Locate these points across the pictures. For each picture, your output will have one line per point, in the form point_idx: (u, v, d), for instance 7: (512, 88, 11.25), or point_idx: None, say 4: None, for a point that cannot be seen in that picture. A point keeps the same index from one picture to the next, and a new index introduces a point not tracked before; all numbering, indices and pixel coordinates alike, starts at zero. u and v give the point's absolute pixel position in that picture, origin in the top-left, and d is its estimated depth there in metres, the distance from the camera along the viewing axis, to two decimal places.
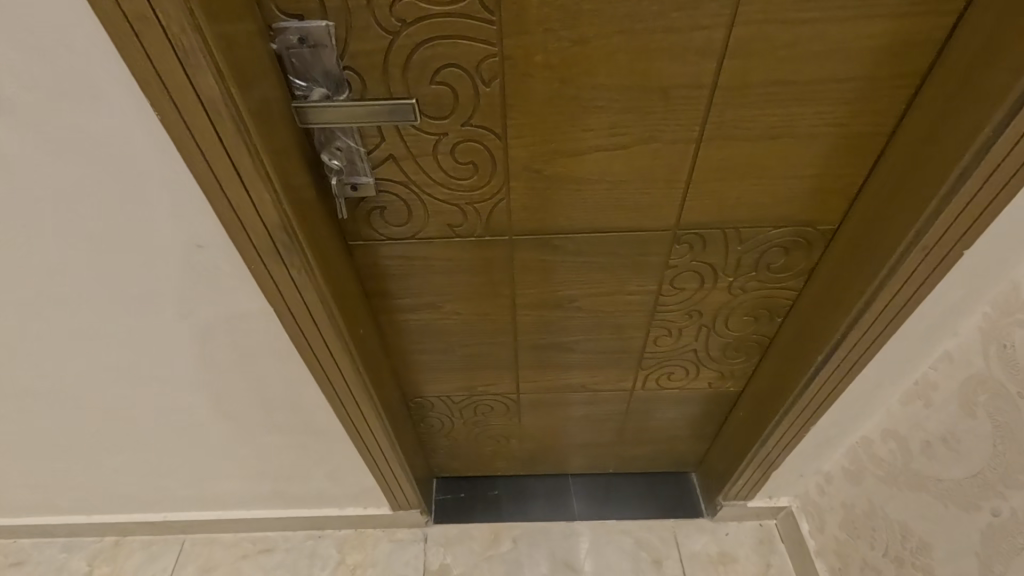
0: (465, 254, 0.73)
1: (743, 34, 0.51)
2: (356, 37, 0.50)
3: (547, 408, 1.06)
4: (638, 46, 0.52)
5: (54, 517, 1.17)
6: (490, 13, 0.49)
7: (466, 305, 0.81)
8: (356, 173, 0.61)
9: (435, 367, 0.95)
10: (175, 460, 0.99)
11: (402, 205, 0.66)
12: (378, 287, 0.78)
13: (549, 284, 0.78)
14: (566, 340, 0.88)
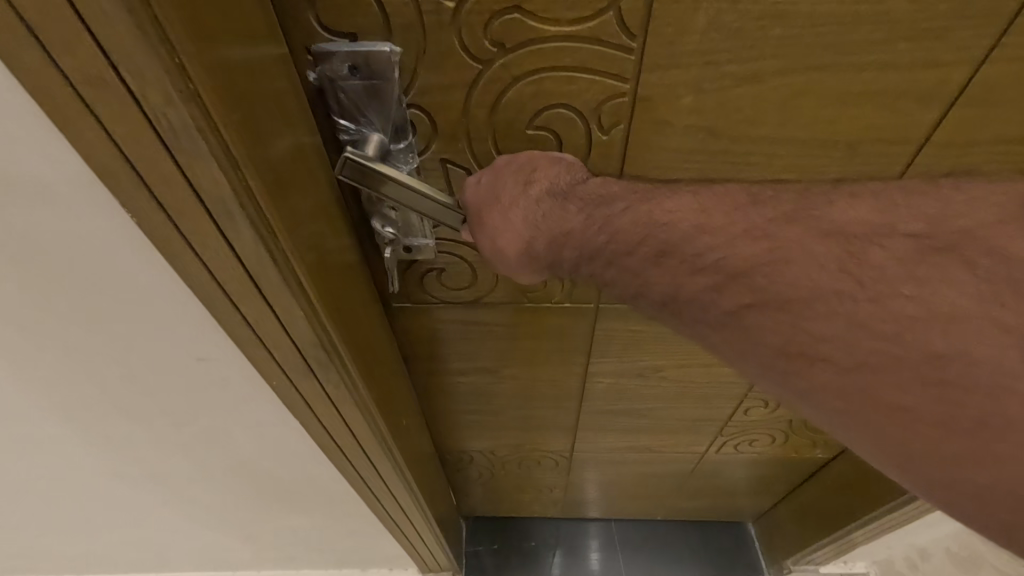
0: (538, 322, 0.59)
1: (993, 76, 0.35)
2: (431, 65, 0.35)
3: (601, 465, 0.93)
4: (832, 88, 0.36)
5: None
6: (631, 38, 0.33)
7: (528, 370, 0.67)
8: (414, 234, 0.46)
9: (480, 427, 0.81)
10: (164, 552, 0.82)
11: (466, 267, 0.51)
12: (424, 350, 0.64)
13: (635, 353, 0.63)
14: (640, 407, 0.74)
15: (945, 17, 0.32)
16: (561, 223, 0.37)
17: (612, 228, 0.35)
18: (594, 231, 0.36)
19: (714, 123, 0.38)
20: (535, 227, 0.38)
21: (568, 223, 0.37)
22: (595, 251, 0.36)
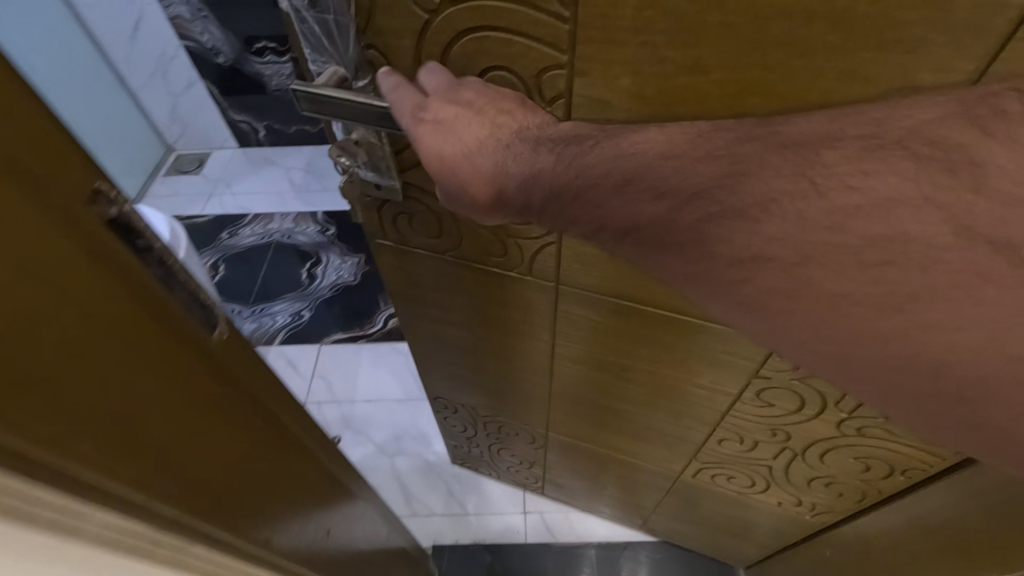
0: (503, 289, 0.59)
1: None
2: (384, 8, 0.37)
3: (578, 454, 0.92)
4: (787, 93, 0.32)
5: None
6: (564, 6, 0.33)
7: (499, 336, 0.68)
8: (382, 172, 0.50)
9: (462, 381, 0.85)
10: None
11: (432, 215, 0.53)
12: (405, 291, 0.68)
13: (599, 344, 0.62)
14: (611, 405, 0.73)
15: (917, 25, 0.28)
16: (532, 164, 0.35)
17: (583, 169, 0.33)
18: (563, 171, 0.34)
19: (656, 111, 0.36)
20: (505, 168, 0.36)
21: (538, 163, 0.35)
22: (563, 191, 0.34)
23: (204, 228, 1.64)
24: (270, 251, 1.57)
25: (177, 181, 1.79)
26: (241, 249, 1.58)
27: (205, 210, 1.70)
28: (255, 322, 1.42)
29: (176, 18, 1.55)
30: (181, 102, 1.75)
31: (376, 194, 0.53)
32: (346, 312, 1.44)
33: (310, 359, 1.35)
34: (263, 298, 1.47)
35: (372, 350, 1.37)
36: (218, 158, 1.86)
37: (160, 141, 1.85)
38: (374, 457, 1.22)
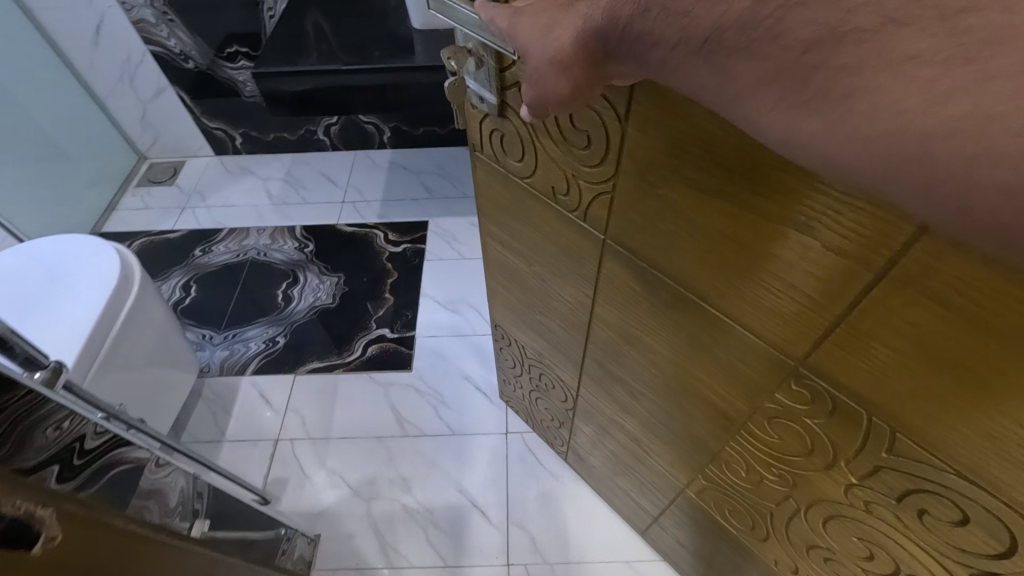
0: (560, 227, 0.67)
1: None
2: None
3: (600, 428, 0.98)
4: None
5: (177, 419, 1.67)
6: None
7: (552, 278, 0.76)
8: (484, 87, 0.59)
9: (522, 320, 0.91)
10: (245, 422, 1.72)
11: (518, 137, 0.62)
12: (488, 208, 0.77)
13: (636, 319, 0.67)
14: (631, 382, 0.77)
15: None
16: None
17: None
18: None
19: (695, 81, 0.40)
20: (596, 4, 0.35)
21: None
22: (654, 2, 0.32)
23: (187, 247, 2.23)
24: (245, 266, 2.15)
25: (148, 192, 2.42)
26: (218, 266, 2.15)
27: (180, 223, 2.30)
28: (228, 349, 1.89)
29: (141, 22, 2.04)
30: (147, 106, 2.34)
31: (477, 104, 0.62)
32: (291, 347, 1.90)
33: (281, 396, 1.78)
34: (235, 325, 1.97)
35: (350, 377, 1.82)
36: (190, 168, 2.51)
37: (133, 151, 2.50)
38: (351, 500, 1.56)
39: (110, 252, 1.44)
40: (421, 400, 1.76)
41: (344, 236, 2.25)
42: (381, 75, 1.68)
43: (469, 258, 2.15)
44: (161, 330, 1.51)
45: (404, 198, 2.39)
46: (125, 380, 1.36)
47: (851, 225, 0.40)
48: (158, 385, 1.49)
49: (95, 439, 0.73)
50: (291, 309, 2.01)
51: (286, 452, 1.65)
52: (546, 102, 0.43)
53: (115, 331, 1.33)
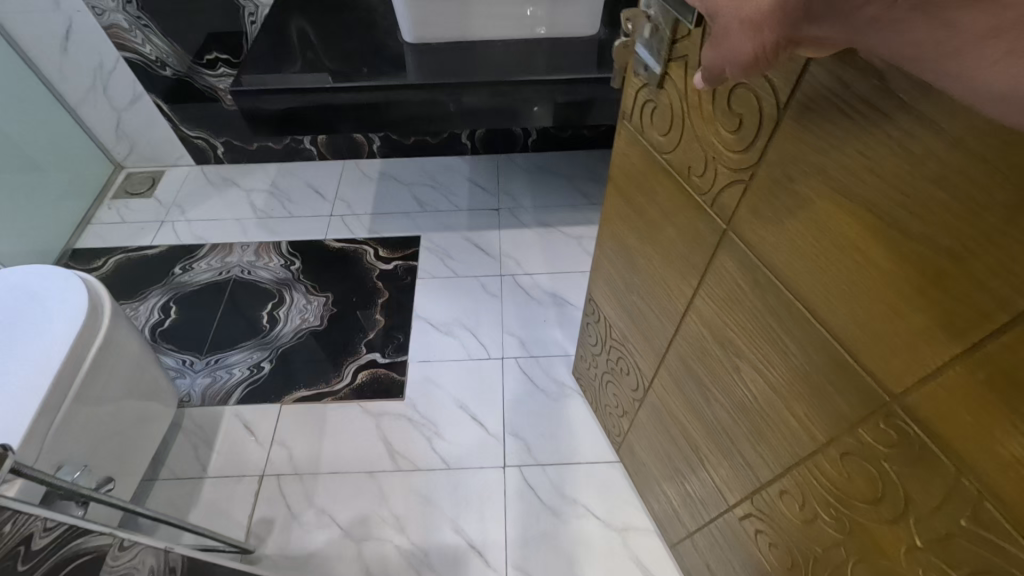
0: (684, 205, 0.75)
1: None
2: None
3: (662, 417, 1.10)
4: None
5: (159, 434, 1.65)
6: None
7: (660, 254, 0.86)
8: (652, 53, 0.68)
9: (619, 301, 1.09)
10: (227, 448, 1.75)
11: (669, 110, 0.71)
12: (624, 187, 0.91)
13: (731, 315, 0.73)
14: (713, 369, 0.82)
15: None
16: None
17: None
18: None
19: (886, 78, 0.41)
20: None
21: None
22: None
23: (165, 264, 2.23)
24: (230, 283, 2.17)
25: (126, 205, 2.44)
26: (199, 286, 2.16)
27: (158, 238, 2.32)
28: (209, 376, 1.90)
29: (116, 26, 1.99)
30: (125, 116, 2.32)
31: (642, 73, 0.73)
32: (282, 364, 1.94)
33: (268, 430, 1.79)
34: (217, 350, 1.98)
35: (336, 407, 1.83)
36: (169, 178, 2.53)
37: (109, 161, 2.51)
38: (341, 540, 1.57)
39: (77, 281, 1.44)
40: (413, 430, 1.77)
41: (330, 253, 2.25)
42: (369, 92, 1.46)
43: (463, 275, 2.17)
44: (137, 363, 1.52)
45: (396, 209, 2.41)
46: (97, 414, 1.37)
47: (998, 292, 0.40)
48: (136, 416, 1.53)
49: (48, 534, 0.81)
50: (277, 332, 2.02)
51: (271, 489, 1.67)
52: (724, 63, 0.44)
53: (87, 363, 1.33)
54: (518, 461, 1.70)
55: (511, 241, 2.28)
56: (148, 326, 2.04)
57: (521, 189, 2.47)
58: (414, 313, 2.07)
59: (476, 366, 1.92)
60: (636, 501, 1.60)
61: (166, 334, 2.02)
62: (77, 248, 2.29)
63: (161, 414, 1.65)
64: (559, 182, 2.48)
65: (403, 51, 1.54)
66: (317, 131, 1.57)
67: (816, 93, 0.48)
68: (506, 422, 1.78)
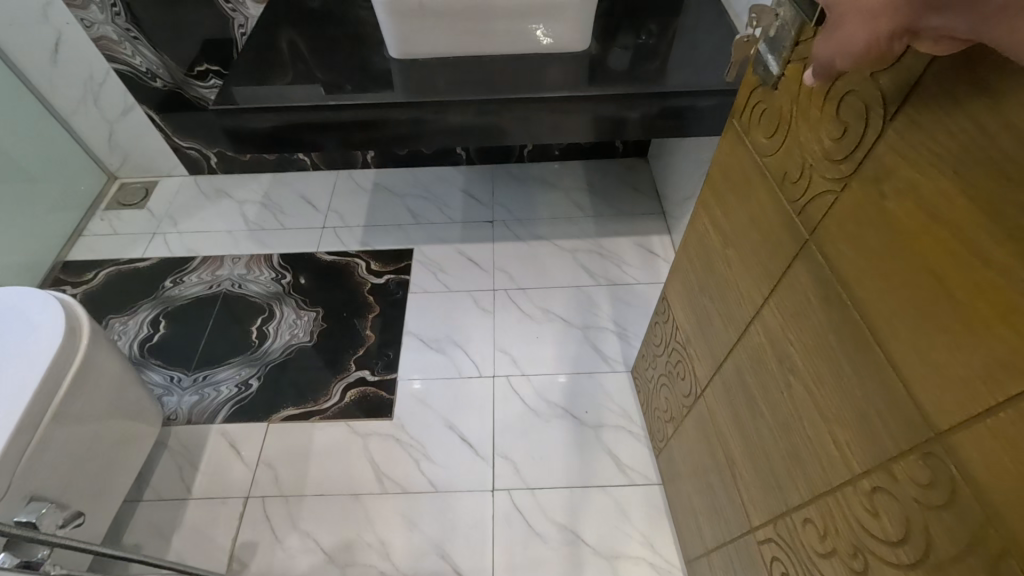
0: (769, 211, 0.75)
1: None
2: None
3: (705, 427, 1.09)
4: None
5: (144, 453, 1.58)
6: None
7: (737, 258, 0.86)
8: (774, 51, 0.68)
9: (689, 301, 1.08)
10: (212, 468, 1.68)
11: (778, 112, 0.70)
12: (719, 187, 0.90)
13: (795, 330, 0.72)
14: (767, 383, 0.81)
15: None
16: None
17: None
18: None
19: (998, 90, 0.40)
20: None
21: None
22: None
23: (156, 277, 2.19)
24: (220, 297, 2.11)
25: (119, 215, 2.40)
26: (188, 299, 2.11)
27: (150, 250, 2.28)
28: (196, 394, 1.84)
29: (104, 38, 1.96)
30: (116, 127, 2.28)
31: (760, 70, 0.72)
32: (274, 380, 1.88)
33: (255, 451, 1.72)
34: (205, 367, 1.92)
35: (324, 426, 1.77)
36: (163, 189, 2.49)
37: (105, 172, 2.48)
38: (323, 566, 1.52)
39: (54, 303, 1.37)
40: (400, 451, 1.72)
41: (321, 266, 2.22)
42: (349, 113, 1.44)
43: (456, 289, 2.14)
44: (116, 386, 1.44)
45: (388, 221, 2.39)
46: (73, 439, 1.30)
47: None
48: (116, 437, 1.45)
49: None
50: (266, 348, 1.96)
51: (256, 511, 1.60)
52: (838, 53, 0.47)
53: (59, 395, 1.26)
54: (507, 484, 1.66)
55: (504, 255, 2.26)
56: (137, 341, 1.98)
57: (515, 202, 2.46)
58: (405, 328, 2.03)
59: (466, 385, 1.87)
60: (641, 520, 1.59)
61: (155, 349, 1.97)
62: (69, 260, 2.25)
63: (145, 434, 1.58)
64: (554, 196, 2.48)
65: (388, 66, 1.53)
66: (303, 150, 1.54)
67: (927, 107, 0.47)
68: (496, 445, 1.74)
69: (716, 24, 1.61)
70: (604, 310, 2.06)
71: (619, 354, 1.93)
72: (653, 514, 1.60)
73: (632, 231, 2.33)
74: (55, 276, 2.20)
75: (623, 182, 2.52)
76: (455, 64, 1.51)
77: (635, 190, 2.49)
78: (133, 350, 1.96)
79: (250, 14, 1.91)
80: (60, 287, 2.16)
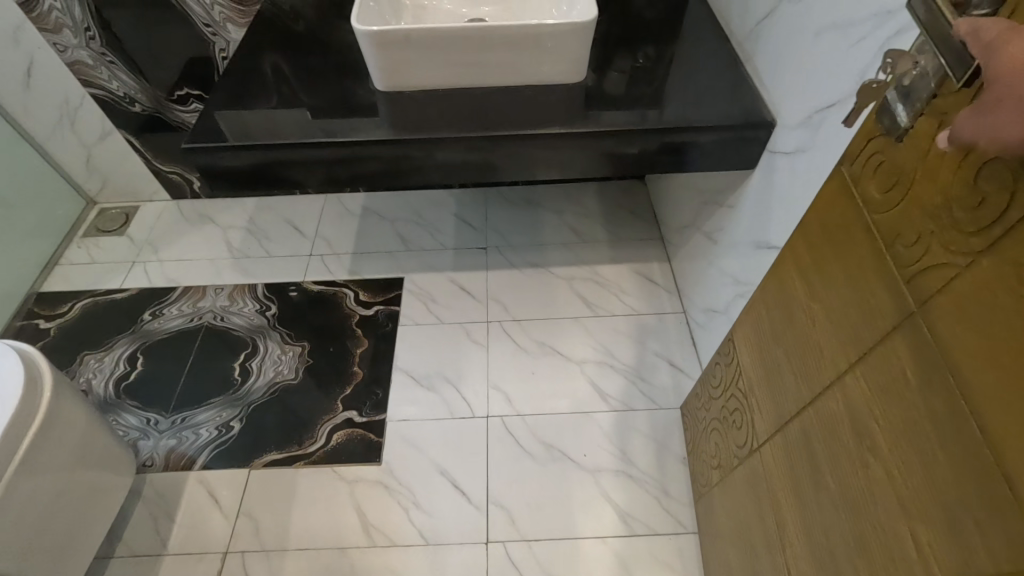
0: (867, 271, 0.70)
1: None
2: None
3: (758, 486, 1.06)
4: None
5: (117, 503, 1.46)
6: None
7: (822, 313, 0.81)
8: (906, 102, 0.60)
9: (757, 350, 1.03)
10: (188, 520, 1.57)
11: (898, 169, 0.63)
12: (808, 230, 0.83)
13: (887, 408, 0.67)
14: (843, 457, 0.77)
15: None
16: None
17: None
18: None
19: None
20: None
21: None
22: None
23: (134, 309, 2.07)
24: (201, 332, 2.00)
25: (96, 243, 2.30)
26: (169, 334, 2.00)
27: (128, 281, 2.17)
28: (176, 438, 1.73)
29: (78, 63, 1.88)
30: (93, 151, 2.19)
31: (885, 121, 0.64)
32: (258, 423, 1.77)
33: (235, 501, 1.60)
34: (184, 408, 1.80)
35: (309, 473, 1.66)
36: (143, 214, 2.39)
37: (82, 198, 2.38)
38: None
39: (8, 352, 1.26)
40: (389, 499, 1.62)
41: (308, 297, 2.12)
42: (338, 148, 1.37)
43: (448, 321, 2.06)
44: (83, 436, 1.33)
45: (377, 249, 2.30)
46: (40, 490, 1.20)
47: None
48: (89, 487, 1.35)
49: None
50: (248, 387, 1.86)
51: (234, 569, 1.49)
52: (984, 137, 0.44)
53: (23, 448, 1.16)
54: (500, 536, 1.56)
55: (498, 284, 2.18)
56: (112, 380, 1.87)
57: (509, 228, 2.39)
58: (394, 363, 1.93)
59: (461, 425, 1.77)
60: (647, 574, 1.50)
61: (131, 389, 1.85)
62: (42, 291, 2.14)
63: (119, 482, 1.47)
64: (549, 222, 2.42)
65: (376, 94, 1.47)
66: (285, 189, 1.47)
67: None
68: (490, 492, 1.64)
69: (715, 50, 1.57)
70: (615, 343, 1.98)
71: (618, 392, 1.85)
72: (661, 567, 1.51)
73: (631, 258, 2.27)
74: (28, 309, 2.08)
75: (619, 207, 2.47)
76: (451, 91, 1.46)
77: (632, 214, 2.44)
78: (108, 390, 1.85)
79: (232, 37, 1.89)
80: (32, 321, 2.04)
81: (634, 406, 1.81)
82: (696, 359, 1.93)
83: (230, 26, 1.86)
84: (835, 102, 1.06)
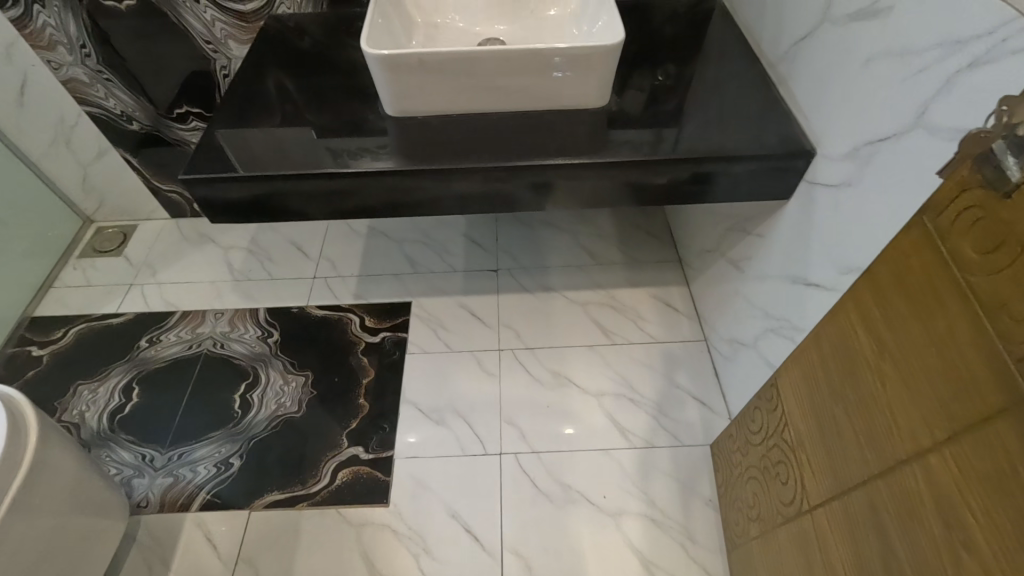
0: (959, 340, 0.61)
1: None
2: None
3: (808, 550, 0.96)
4: None
5: (109, 552, 1.36)
6: None
7: (896, 377, 0.72)
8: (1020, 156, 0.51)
9: (812, 402, 0.94)
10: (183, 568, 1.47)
11: (1002, 229, 0.54)
12: (879, 282, 0.74)
13: (984, 501, 0.58)
14: (922, 545, 0.67)
15: None
16: None
17: None
18: None
19: None
20: None
21: None
22: None
23: (131, 335, 1.99)
24: (200, 360, 1.92)
25: (93, 264, 2.22)
26: (166, 363, 1.91)
27: (125, 305, 2.09)
28: (172, 476, 1.63)
29: (74, 81, 1.82)
30: (90, 170, 2.12)
31: (988, 174, 0.55)
32: (259, 461, 1.67)
33: (234, 546, 1.51)
34: (181, 443, 1.71)
35: (312, 515, 1.56)
36: (141, 234, 2.32)
37: (79, 217, 2.31)
38: None
39: None
40: (396, 544, 1.52)
41: (312, 323, 2.03)
42: (344, 176, 1.28)
43: (458, 349, 1.96)
44: (73, 481, 1.24)
45: (383, 271, 2.22)
46: (26, 547, 1.09)
47: None
48: (78, 537, 1.25)
49: None
50: (249, 420, 1.76)
51: None
52: None
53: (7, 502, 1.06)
54: None
55: (510, 309, 2.09)
56: (107, 413, 1.78)
57: (521, 249, 2.30)
58: (402, 395, 1.83)
59: (473, 463, 1.67)
60: None
61: (127, 423, 1.76)
62: (36, 315, 2.06)
63: (110, 528, 1.36)
64: (561, 242, 2.33)
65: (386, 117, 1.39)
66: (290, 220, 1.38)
67: None
68: (504, 537, 1.54)
69: (742, 70, 1.47)
70: (633, 373, 1.88)
71: (638, 426, 1.75)
72: None
73: (648, 282, 2.17)
74: (20, 334, 2.00)
75: (634, 227, 2.38)
76: (464, 113, 1.38)
77: (648, 235, 2.34)
78: (102, 423, 1.76)
79: (233, 54, 1.82)
80: (24, 348, 1.96)
81: (655, 443, 1.71)
82: (720, 392, 1.83)
83: (231, 43, 1.78)
84: (888, 135, 0.97)
